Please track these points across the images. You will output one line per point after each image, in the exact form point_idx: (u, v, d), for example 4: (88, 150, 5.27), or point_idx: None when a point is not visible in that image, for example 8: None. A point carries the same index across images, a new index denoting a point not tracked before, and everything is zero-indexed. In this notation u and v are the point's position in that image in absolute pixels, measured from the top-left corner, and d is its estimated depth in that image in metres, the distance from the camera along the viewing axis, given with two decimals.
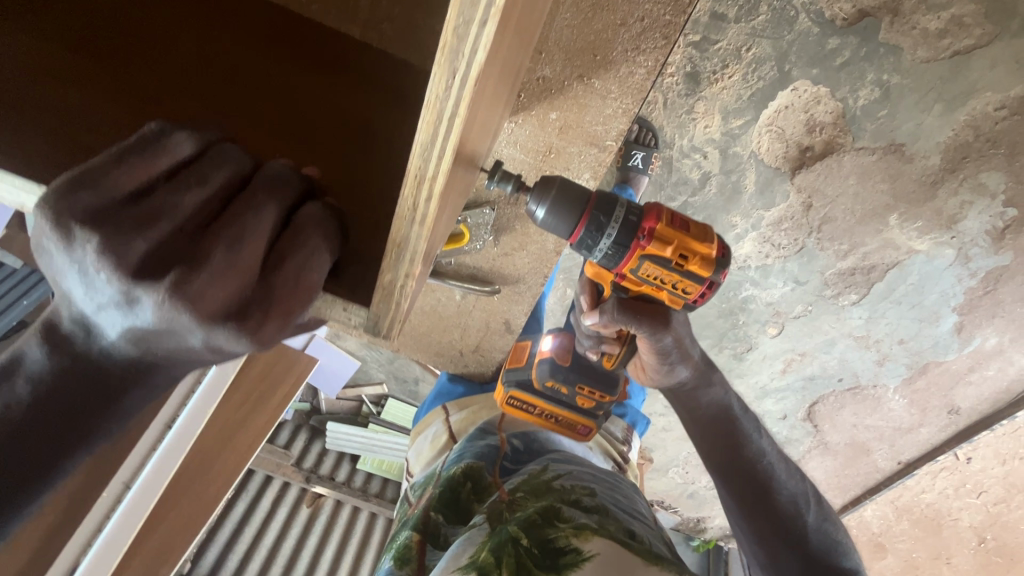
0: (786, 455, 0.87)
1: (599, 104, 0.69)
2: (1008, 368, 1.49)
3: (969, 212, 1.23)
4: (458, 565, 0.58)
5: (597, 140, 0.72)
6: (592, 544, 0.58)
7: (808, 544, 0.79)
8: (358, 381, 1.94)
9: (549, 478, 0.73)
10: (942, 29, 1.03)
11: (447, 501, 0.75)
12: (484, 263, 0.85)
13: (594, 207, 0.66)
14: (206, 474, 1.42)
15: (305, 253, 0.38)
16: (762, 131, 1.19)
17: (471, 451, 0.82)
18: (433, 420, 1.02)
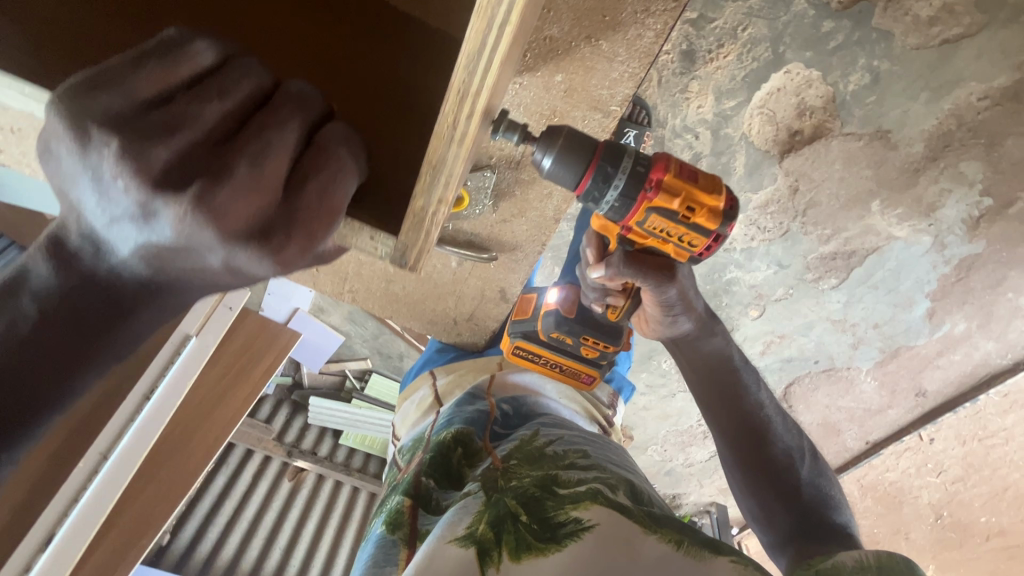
0: (786, 411, 0.89)
1: (605, 68, 0.69)
2: (973, 353, 1.56)
3: (948, 200, 1.26)
4: (455, 536, 0.58)
5: (602, 105, 0.72)
6: (591, 512, 0.59)
7: (799, 494, 0.81)
8: (341, 355, 1.92)
9: (542, 444, 0.73)
10: (932, 17, 1.04)
11: (438, 465, 0.74)
12: (482, 230, 0.84)
13: (602, 157, 0.64)
14: (186, 447, 1.41)
15: (326, 175, 0.37)
16: (754, 113, 1.19)
17: (460, 417, 0.82)
18: (420, 386, 1.01)
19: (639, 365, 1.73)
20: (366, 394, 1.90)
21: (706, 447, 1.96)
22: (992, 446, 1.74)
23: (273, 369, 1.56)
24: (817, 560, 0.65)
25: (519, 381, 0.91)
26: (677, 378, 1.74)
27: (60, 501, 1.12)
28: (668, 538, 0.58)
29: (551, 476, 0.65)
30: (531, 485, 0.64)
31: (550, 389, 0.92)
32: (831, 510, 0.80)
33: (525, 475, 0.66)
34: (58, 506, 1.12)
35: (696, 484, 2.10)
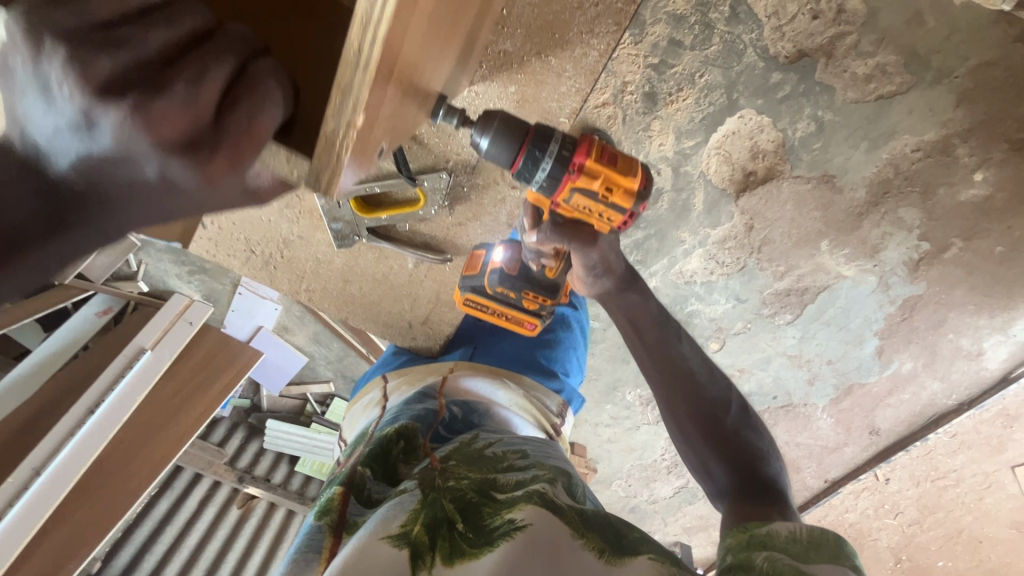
0: (712, 362, 0.89)
1: (554, 82, 0.74)
2: (921, 392, 1.62)
3: (890, 243, 1.35)
4: (387, 533, 0.57)
5: (551, 116, 0.78)
6: (525, 513, 0.58)
7: (725, 444, 0.82)
8: (304, 379, 1.84)
9: (481, 447, 0.73)
10: (868, 75, 1.14)
11: (376, 456, 0.73)
12: (439, 232, 0.90)
13: (532, 139, 0.68)
14: (127, 465, 1.37)
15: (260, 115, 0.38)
16: (711, 153, 1.27)
17: (408, 413, 0.82)
18: (372, 388, 0.98)
19: (604, 397, 1.74)
20: (326, 419, 1.85)
21: (670, 482, 1.95)
22: (944, 487, 1.79)
23: (229, 390, 1.56)
24: (754, 526, 0.65)
25: (471, 388, 0.89)
26: (641, 410, 1.76)
27: None
28: (590, 547, 0.59)
29: (489, 481, 0.65)
30: (468, 489, 0.63)
31: (502, 397, 0.88)
32: (756, 463, 0.80)
33: (464, 476, 0.66)
34: None
35: (661, 523, 2.08)
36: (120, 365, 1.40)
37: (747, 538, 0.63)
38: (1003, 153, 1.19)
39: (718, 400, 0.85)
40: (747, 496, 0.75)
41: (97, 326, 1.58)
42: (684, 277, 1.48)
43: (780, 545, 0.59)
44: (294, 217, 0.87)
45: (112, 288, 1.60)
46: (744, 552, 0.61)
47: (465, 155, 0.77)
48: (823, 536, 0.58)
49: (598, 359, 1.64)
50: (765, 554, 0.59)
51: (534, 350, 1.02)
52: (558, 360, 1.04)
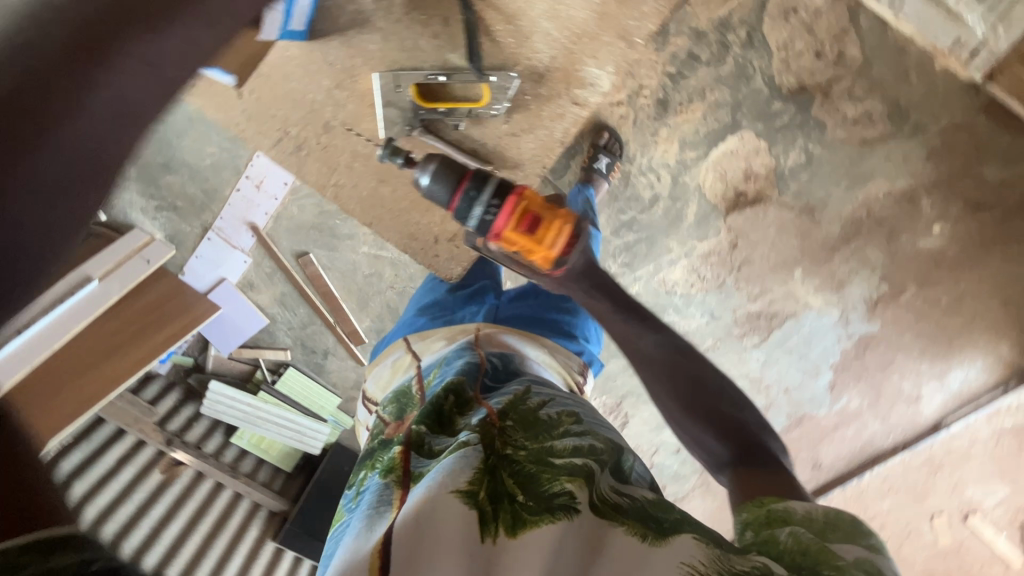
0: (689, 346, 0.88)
1: (636, 5, 1.00)
2: (862, 431, 1.71)
3: (854, 279, 1.45)
4: (457, 486, 0.57)
5: (627, 34, 1.02)
6: (585, 489, 0.58)
7: (714, 418, 0.80)
8: (258, 343, 1.70)
9: (535, 406, 0.71)
10: (857, 118, 1.26)
11: (430, 413, 0.73)
12: (489, 141, 1.10)
13: (462, 198, 0.90)
14: (55, 397, 1.27)
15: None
16: (709, 168, 1.34)
17: (455, 367, 0.80)
18: (394, 348, 0.94)
19: None
20: (276, 389, 1.70)
21: None
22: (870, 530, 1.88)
23: (177, 340, 1.38)
24: (770, 500, 0.64)
25: (504, 342, 0.87)
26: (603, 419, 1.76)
27: None
28: (636, 531, 0.56)
29: (547, 448, 0.64)
30: (527, 459, 0.62)
31: (531, 352, 0.87)
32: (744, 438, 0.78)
33: (521, 445, 0.64)
34: None
35: None
36: (63, 288, 1.28)
37: (764, 515, 0.62)
38: (958, 210, 1.34)
39: (706, 374, 0.84)
40: (753, 467, 0.74)
41: None
42: (666, 286, 1.51)
43: (800, 521, 0.60)
44: (341, 100, 1.07)
45: None
46: (765, 529, 0.60)
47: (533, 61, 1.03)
48: (840, 520, 0.59)
49: None
50: (790, 531, 0.59)
51: (552, 313, 1.03)
52: (574, 324, 1.03)
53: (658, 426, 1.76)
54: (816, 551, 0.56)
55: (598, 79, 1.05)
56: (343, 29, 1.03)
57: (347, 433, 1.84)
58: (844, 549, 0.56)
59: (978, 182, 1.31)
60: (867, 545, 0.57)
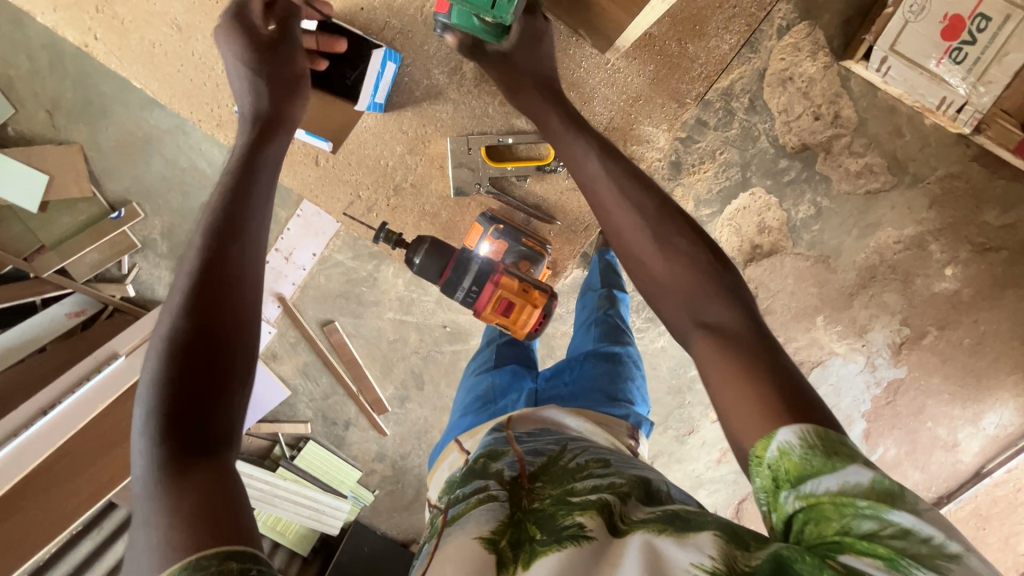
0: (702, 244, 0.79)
1: (690, 67, 1.14)
2: (904, 482, 1.66)
3: (875, 324, 1.47)
4: (478, 535, 0.60)
5: (680, 96, 1.16)
6: (596, 519, 0.58)
7: (722, 320, 0.72)
8: (278, 418, 1.65)
9: (565, 459, 0.73)
10: (859, 171, 1.34)
11: (465, 476, 0.75)
12: (552, 195, 1.17)
13: (447, 282, 0.99)
14: (74, 479, 1.23)
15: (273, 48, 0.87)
16: (724, 224, 1.40)
17: (485, 443, 0.83)
18: (448, 450, 0.91)
19: None
20: (296, 464, 1.64)
21: None
22: None
23: None
24: (762, 449, 0.59)
25: (541, 417, 0.88)
26: None
27: None
28: (656, 531, 0.57)
29: (568, 489, 0.66)
30: (548, 502, 0.63)
31: (572, 422, 0.87)
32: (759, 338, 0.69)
33: (547, 493, 0.66)
34: None
35: None
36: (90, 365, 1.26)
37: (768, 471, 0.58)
38: (967, 253, 1.39)
39: (716, 280, 0.76)
40: (741, 348, 0.68)
41: (62, 328, 1.45)
42: None
43: (808, 467, 0.55)
44: (413, 164, 1.12)
45: (92, 289, 1.47)
46: (778, 492, 0.56)
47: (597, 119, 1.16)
48: (832, 439, 0.56)
49: None
50: (797, 496, 0.54)
51: (596, 380, 1.03)
52: (619, 388, 1.02)
53: (691, 487, 1.70)
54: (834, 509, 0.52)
55: (653, 135, 1.18)
56: (417, 100, 1.09)
57: (366, 510, 1.75)
58: (857, 473, 0.53)
59: (982, 226, 1.37)
60: (866, 462, 0.55)
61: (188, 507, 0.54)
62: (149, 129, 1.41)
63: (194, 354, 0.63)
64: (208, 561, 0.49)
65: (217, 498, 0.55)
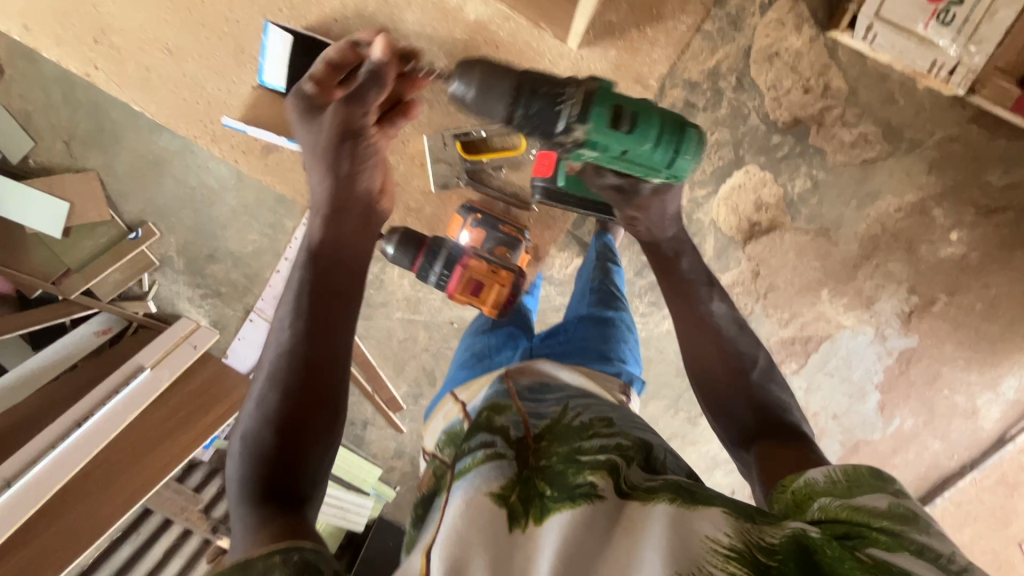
0: (742, 325, 0.96)
1: (648, 52, 1.23)
2: (924, 452, 1.64)
3: (882, 295, 1.46)
4: (490, 490, 0.61)
5: (641, 78, 1.25)
6: (606, 481, 0.61)
7: (751, 393, 0.88)
8: None
9: (570, 419, 0.75)
10: (853, 141, 1.34)
11: (470, 431, 0.76)
12: (525, 184, 1.23)
13: (418, 270, 1.11)
14: (108, 487, 1.29)
15: (370, 82, 0.93)
16: (720, 203, 1.41)
17: (486, 399, 0.84)
18: (444, 403, 0.93)
19: None
20: None
21: None
22: None
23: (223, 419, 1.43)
24: (792, 481, 0.67)
25: (540, 370, 0.91)
26: None
27: None
28: (666, 497, 0.59)
29: (575, 449, 0.67)
30: (557, 461, 0.65)
31: (568, 376, 0.90)
32: (781, 413, 0.86)
33: (554, 451, 0.68)
34: None
35: None
36: (119, 380, 1.35)
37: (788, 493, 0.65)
38: (972, 216, 1.37)
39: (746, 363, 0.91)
40: (769, 441, 0.81)
41: (92, 346, 1.52)
42: None
43: (822, 488, 0.61)
44: (396, 163, 1.22)
45: (115, 307, 1.55)
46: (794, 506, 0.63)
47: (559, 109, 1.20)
48: (860, 474, 0.60)
49: None
50: (819, 505, 0.60)
51: (589, 341, 1.04)
52: (610, 348, 1.04)
53: (707, 468, 1.71)
54: (847, 513, 0.56)
55: None
56: None
57: (389, 506, 1.81)
58: (873, 500, 0.57)
59: (986, 188, 1.35)
60: (894, 493, 0.57)
61: (264, 538, 0.61)
62: (159, 150, 1.47)
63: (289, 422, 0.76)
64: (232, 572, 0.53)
65: (291, 528, 0.63)
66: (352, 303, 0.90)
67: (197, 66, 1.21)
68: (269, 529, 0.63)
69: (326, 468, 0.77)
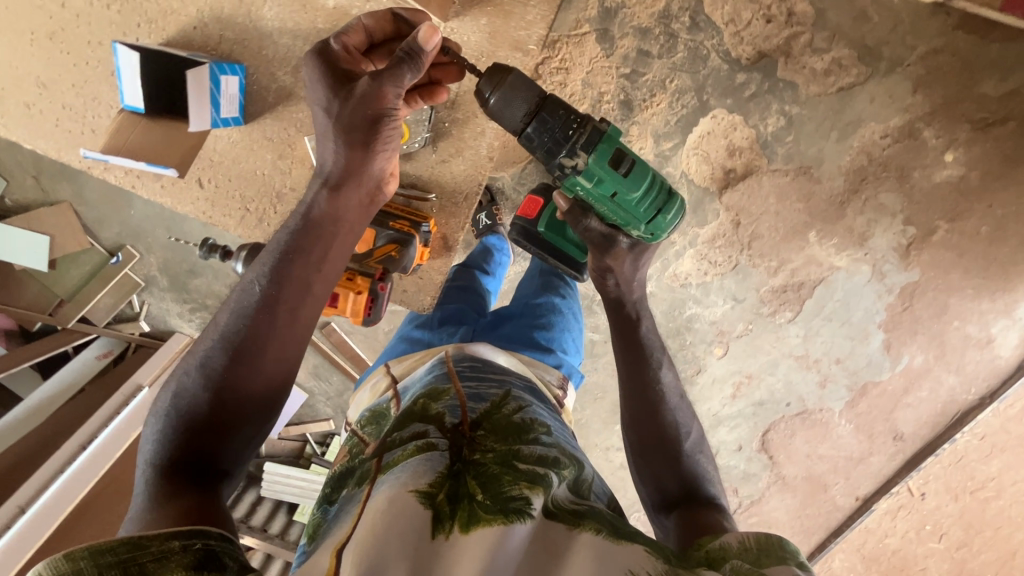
0: (686, 397, 0.92)
1: (521, 11, 1.01)
2: (938, 388, 1.56)
3: (876, 230, 1.37)
4: (417, 487, 0.56)
5: (521, 43, 1.02)
6: (540, 496, 0.58)
7: (679, 462, 0.85)
8: (303, 419, 1.78)
9: (509, 414, 0.72)
10: (826, 69, 1.23)
11: (403, 421, 0.71)
12: (424, 171, 1.09)
13: None
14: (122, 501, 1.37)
15: (404, 64, 0.77)
16: (690, 154, 1.34)
17: (423, 386, 0.80)
18: (375, 374, 0.95)
19: (611, 417, 1.70)
20: (327, 459, 1.76)
21: None
22: (986, 499, 1.66)
23: None
24: (708, 541, 0.66)
25: (478, 354, 0.88)
26: None
27: None
28: (591, 527, 0.57)
29: (513, 452, 0.64)
30: (492, 462, 0.62)
31: (502, 360, 0.90)
32: (705, 485, 0.83)
33: (490, 448, 0.64)
34: None
35: None
36: (118, 401, 1.41)
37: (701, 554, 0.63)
38: (967, 133, 1.26)
39: (678, 433, 0.88)
40: (688, 509, 0.79)
41: (97, 368, 1.59)
42: (679, 279, 1.48)
43: (735, 553, 0.59)
44: (286, 168, 1.08)
45: (113, 330, 1.62)
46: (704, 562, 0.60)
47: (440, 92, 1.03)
48: (772, 543, 0.58)
49: (600, 374, 1.64)
50: (731, 566, 0.57)
51: (531, 331, 1.08)
52: (552, 339, 1.09)
53: (711, 426, 1.69)
54: None
55: None
56: (273, 105, 1.05)
57: None
58: (781, 573, 0.54)
59: (981, 100, 1.23)
60: (798, 566, 0.55)
61: (162, 520, 0.60)
62: None
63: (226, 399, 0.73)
64: (118, 549, 0.50)
65: (195, 512, 0.61)
66: (321, 274, 0.81)
67: (70, 97, 1.04)
68: (172, 508, 0.62)
69: (251, 448, 0.76)
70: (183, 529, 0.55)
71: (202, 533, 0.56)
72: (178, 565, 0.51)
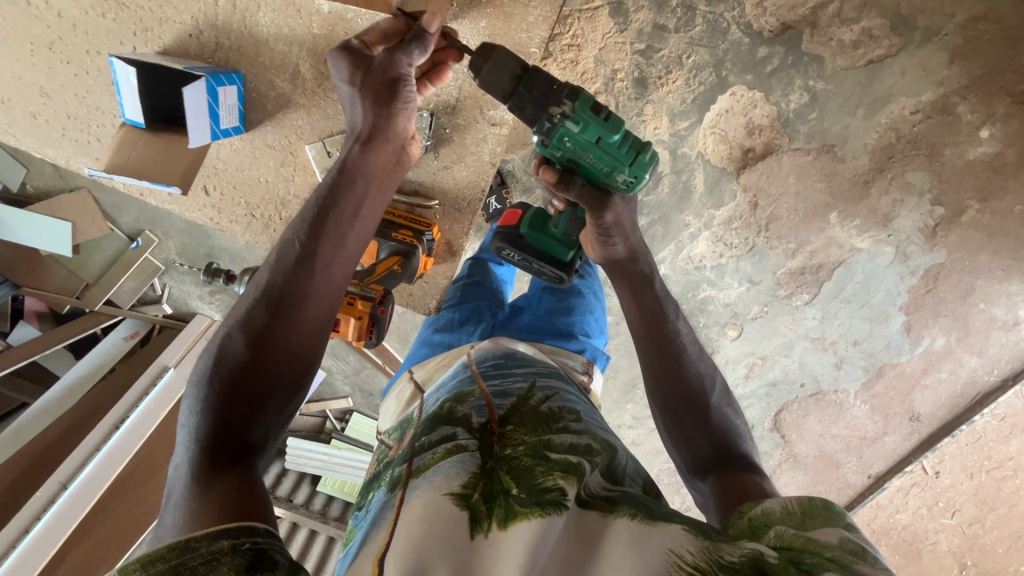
0: (704, 347, 0.90)
1: (523, 12, 0.97)
2: (959, 370, 1.53)
3: (901, 210, 1.32)
4: (451, 490, 0.57)
5: (523, 46, 0.98)
6: (574, 484, 0.58)
7: (710, 420, 0.83)
8: (323, 397, 1.85)
9: (536, 404, 0.73)
10: (855, 40, 1.16)
11: (431, 426, 0.72)
12: (426, 178, 1.10)
13: None
14: (154, 477, 1.45)
15: (413, 43, 0.79)
16: (707, 133, 1.29)
17: (450, 386, 0.81)
18: (400, 382, 0.98)
19: (623, 396, 1.71)
20: (347, 435, 1.82)
21: None
22: (1002, 478, 1.65)
23: None
24: (748, 508, 0.65)
25: (509, 350, 0.91)
26: None
27: (9, 532, 1.20)
28: (625, 512, 0.57)
29: (544, 442, 0.65)
30: (523, 454, 0.62)
31: (520, 347, 0.94)
32: (737, 440, 0.81)
33: (520, 441, 0.65)
34: (6, 537, 1.20)
35: None
36: (144, 383, 1.47)
37: (746, 523, 0.62)
38: (1006, 107, 1.18)
39: (703, 389, 0.85)
40: (723, 468, 0.77)
41: (124, 350, 1.64)
42: (694, 262, 1.46)
43: (778, 518, 0.59)
44: (289, 176, 1.10)
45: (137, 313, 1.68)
46: (748, 535, 0.60)
47: (442, 96, 1.02)
48: (816, 505, 0.58)
49: (613, 355, 1.65)
50: (775, 534, 0.57)
51: (552, 319, 1.09)
52: (574, 323, 1.09)
53: None
54: (801, 544, 0.53)
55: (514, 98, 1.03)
56: (272, 113, 1.05)
57: None
58: (826, 534, 0.53)
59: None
60: (847, 528, 0.55)
61: (210, 507, 0.53)
62: None
63: (251, 374, 0.66)
64: (167, 556, 0.46)
65: (241, 497, 0.55)
66: (355, 228, 0.78)
67: (76, 106, 1.04)
68: (217, 493, 0.55)
69: (284, 418, 0.69)
70: (231, 526, 0.50)
71: (250, 529, 0.50)
72: (229, 567, 0.46)
